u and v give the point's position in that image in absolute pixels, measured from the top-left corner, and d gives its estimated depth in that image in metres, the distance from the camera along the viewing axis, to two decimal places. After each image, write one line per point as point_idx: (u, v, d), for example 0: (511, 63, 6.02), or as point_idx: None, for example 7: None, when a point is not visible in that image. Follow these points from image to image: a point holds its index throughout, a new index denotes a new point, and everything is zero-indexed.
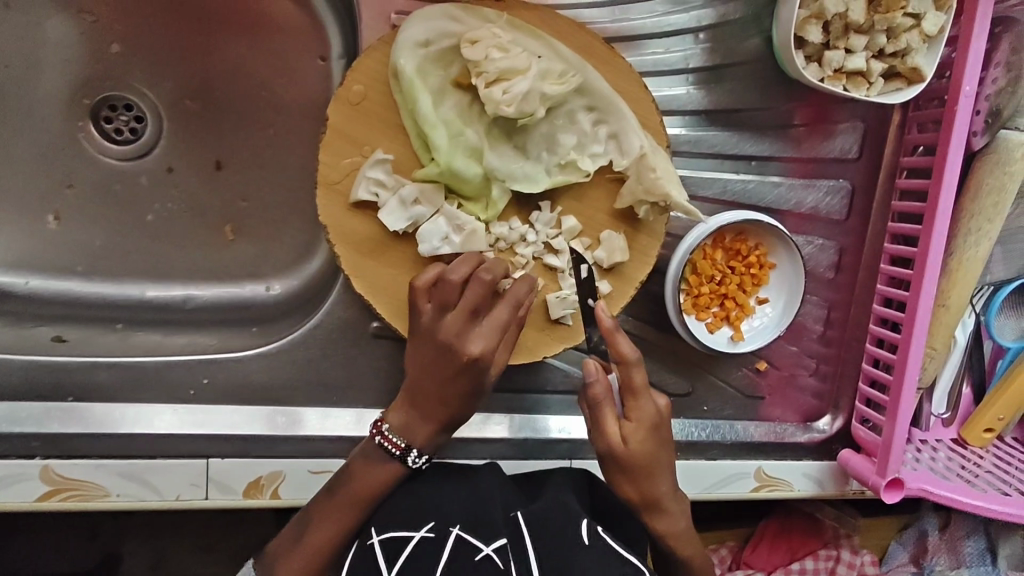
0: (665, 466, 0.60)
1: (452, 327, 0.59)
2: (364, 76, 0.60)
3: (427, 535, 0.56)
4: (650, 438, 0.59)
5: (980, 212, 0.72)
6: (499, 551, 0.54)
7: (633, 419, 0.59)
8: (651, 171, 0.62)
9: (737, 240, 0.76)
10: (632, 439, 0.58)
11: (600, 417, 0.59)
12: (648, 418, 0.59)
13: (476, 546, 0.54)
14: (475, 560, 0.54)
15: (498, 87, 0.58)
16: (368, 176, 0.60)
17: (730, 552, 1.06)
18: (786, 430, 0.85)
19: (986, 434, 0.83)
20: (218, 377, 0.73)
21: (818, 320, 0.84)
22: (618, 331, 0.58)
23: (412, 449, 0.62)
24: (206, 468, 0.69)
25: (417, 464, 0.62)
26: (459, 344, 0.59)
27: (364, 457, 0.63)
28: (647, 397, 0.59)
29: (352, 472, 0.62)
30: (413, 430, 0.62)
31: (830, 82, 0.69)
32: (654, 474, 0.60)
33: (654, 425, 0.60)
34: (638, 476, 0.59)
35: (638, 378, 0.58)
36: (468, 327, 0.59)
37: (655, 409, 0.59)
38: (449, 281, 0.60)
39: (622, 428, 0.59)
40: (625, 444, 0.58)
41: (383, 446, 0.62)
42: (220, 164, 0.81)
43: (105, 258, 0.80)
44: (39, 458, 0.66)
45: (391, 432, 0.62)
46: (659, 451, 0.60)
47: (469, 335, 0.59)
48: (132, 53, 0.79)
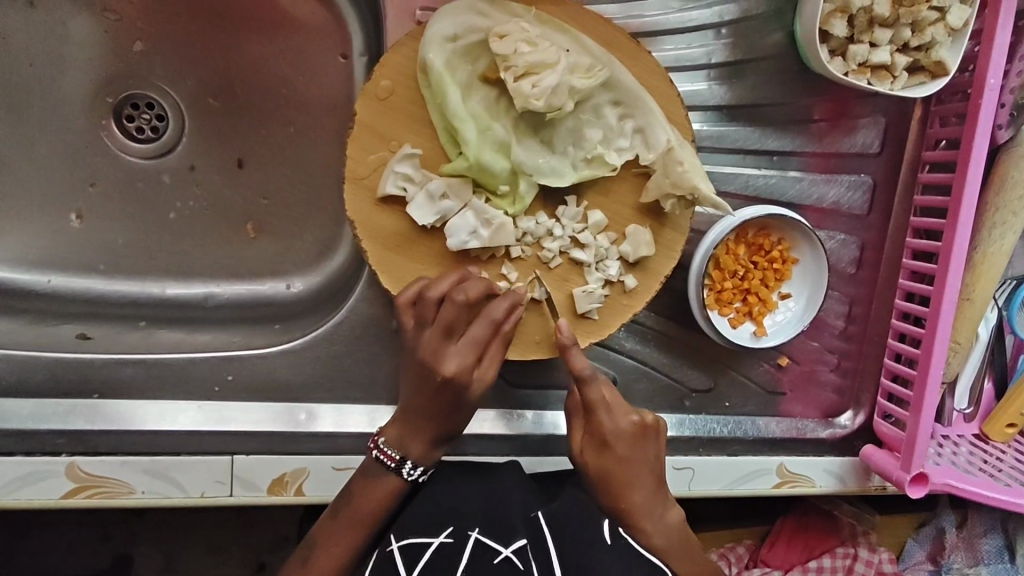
0: (633, 480, 0.60)
1: (428, 344, 0.59)
2: (392, 71, 0.60)
3: (445, 540, 0.60)
4: (605, 455, 0.60)
5: (1005, 205, 0.71)
6: (518, 552, 0.60)
7: (590, 433, 0.61)
8: (679, 165, 0.62)
9: (759, 235, 0.76)
10: (588, 453, 0.61)
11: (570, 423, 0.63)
12: (602, 434, 0.60)
13: (494, 549, 0.60)
14: (494, 563, 0.59)
15: (527, 81, 0.58)
16: (396, 170, 0.60)
17: (746, 551, 1.05)
18: (807, 426, 0.85)
19: (1009, 429, 0.83)
20: (242, 374, 0.73)
21: (839, 316, 0.84)
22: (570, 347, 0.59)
23: (406, 461, 0.62)
24: (231, 465, 0.69)
25: (413, 477, 0.63)
26: (436, 361, 0.59)
27: (365, 472, 0.63)
28: (597, 413, 0.59)
29: (360, 483, 0.63)
30: (407, 444, 0.62)
31: (854, 76, 0.68)
32: (613, 491, 0.60)
33: (613, 441, 0.60)
34: (601, 490, 0.61)
35: (592, 395, 0.59)
36: (445, 345, 0.59)
37: (610, 427, 0.60)
38: (428, 297, 0.59)
39: (582, 441, 0.61)
40: (581, 455, 0.61)
41: (380, 459, 0.62)
42: (242, 162, 0.81)
43: (128, 256, 0.80)
44: (66, 456, 0.66)
45: (386, 445, 0.63)
46: (620, 467, 0.60)
47: (445, 353, 0.59)
48: (155, 52, 0.79)
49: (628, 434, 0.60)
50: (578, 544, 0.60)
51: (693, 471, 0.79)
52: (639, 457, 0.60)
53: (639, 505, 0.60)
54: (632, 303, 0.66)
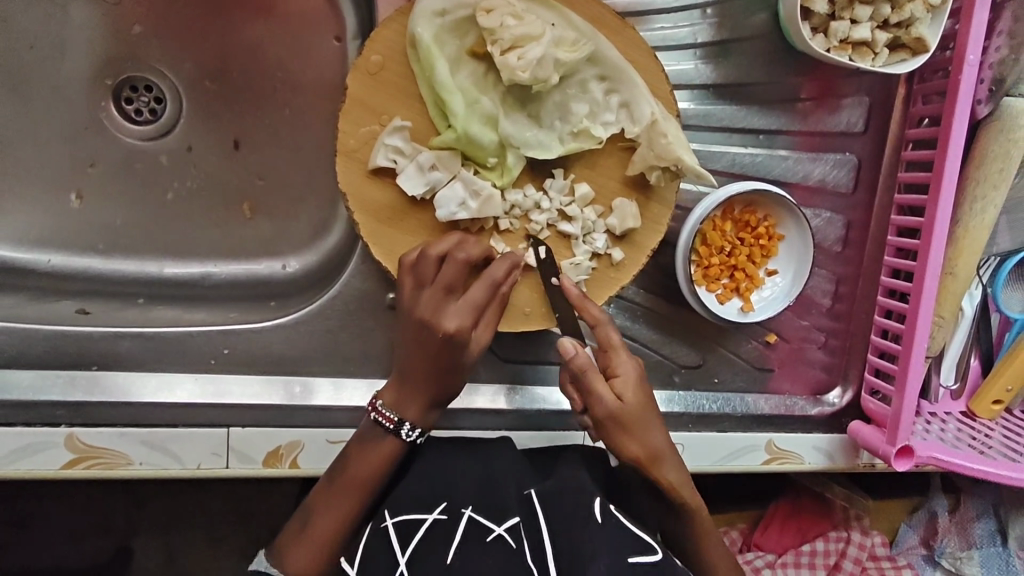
0: (656, 419, 0.61)
1: (428, 303, 0.61)
2: (382, 46, 0.62)
3: (439, 518, 0.60)
4: (638, 391, 0.60)
5: (986, 179, 0.73)
6: (510, 530, 0.59)
7: (617, 375, 0.60)
8: (663, 137, 0.63)
9: (745, 211, 0.77)
10: (620, 395, 0.59)
11: (588, 386, 0.59)
12: (630, 372, 0.60)
13: (486, 527, 0.59)
14: (486, 541, 0.58)
15: (513, 54, 0.59)
16: (387, 143, 0.62)
17: (740, 534, 1.07)
18: (796, 404, 0.86)
19: (995, 406, 0.84)
20: (237, 348, 0.75)
21: (826, 294, 0.85)
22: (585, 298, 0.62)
23: (405, 423, 0.64)
24: (227, 437, 0.71)
25: (411, 438, 0.64)
26: (434, 320, 0.61)
27: (363, 436, 0.65)
28: (622, 349, 0.60)
29: (359, 447, 0.65)
30: (404, 405, 0.64)
31: (836, 53, 0.70)
32: (649, 428, 0.60)
33: (639, 379, 0.60)
34: (632, 434, 0.59)
35: (612, 335, 0.60)
36: (444, 304, 0.61)
37: (633, 363, 0.61)
38: (428, 256, 0.61)
39: (611, 388, 0.59)
40: (616, 403, 0.58)
41: (379, 421, 0.64)
42: (238, 143, 0.83)
43: (126, 235, 0.82)
44: (64, 426, 0.68)
45: (385, 408, 0.64)
46: (648, 405, 0.60)
47: (444, 312, 0.61)
48: (152, 35, 0.81)
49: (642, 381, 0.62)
50: (568, 523, 0.59)
51: (682, 446, 0.80)
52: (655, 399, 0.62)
53: (662, 444, 0.61)
54: (619, 276, 0.68)
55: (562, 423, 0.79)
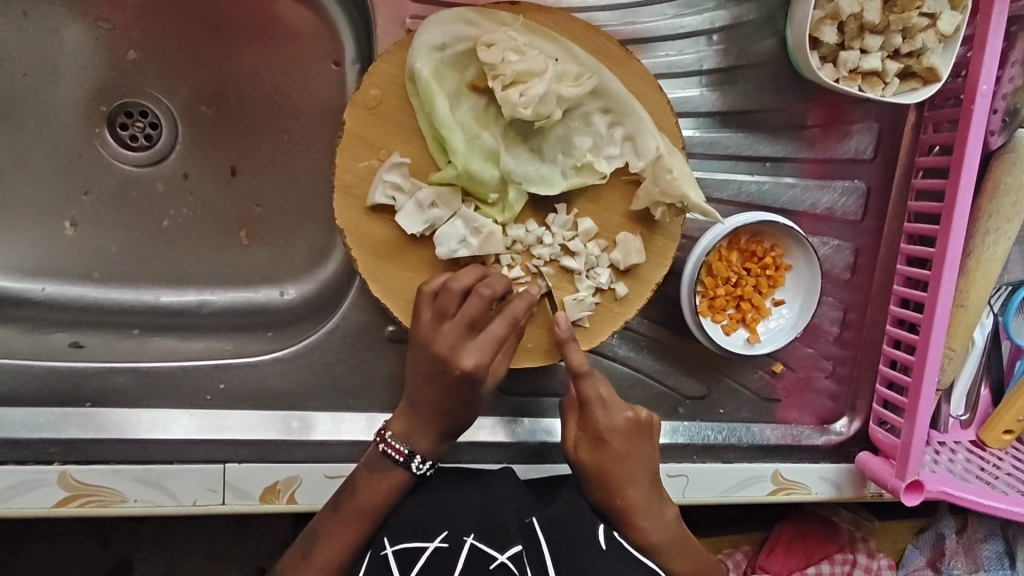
0: (625, 476, 0.62)
1: (448, 339, 0.59)
2: (381, 80, 0.60)
3: (441, 545, 0.58)
4: (599, 449, 0.62)
5: (998, 212, 0.71)
6: (513, 559, 0.57)
7: (585, 428, 0.63)
8: (668, 173, 0.61)
9: (752, 241, 0.75)
10: (582, 447, 0.63)
11: (567, 422, 0.66)
12: (598, 429, 0.62)
13: (490, 555, 0.57)
14: (489, 568, 0.56)
15: (515, 90, 0.58)
16: (385, 179, 0.60)
17: (745, 556, 1.05)
18: (803, 433, 0.84)
19: (1006, 436, 0.82)
20: (234, 382, 0.73)
21: (834, 322, 0.84)
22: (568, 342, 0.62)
23: (415, 455, 0.63)
24: (223, 473, 0.69)
25: (421, 472, 0.64)
26: (453, 357, 0.59)
27: (370, 464, 0.64)
28: (592, 409, 0.62)
29: (365, 477, 0.64)
30: (415, 437, 0.63)
31: (846, 83, 0.68)
32: (615, 484, 0.62)
33: (609, 437, 0.62)
34: (596, 484, 0.63)
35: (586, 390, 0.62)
36: (464, 340, 0.59)
37: (605, 421, 0.62)
38: (450, 291, 0.59)
39: (577, 436, 0.64)
40: (579, 450, 0.64)
41: (386, 452, 0.63)
42: (235, 169, 0.81)
43: (121, 264, 0.80)
44: (57, 465, 0.66)
45: (393, 439, 0.63)
46: (614, 463, 0.62)
47: (463, 349, 0.59)
48: (148, 60, 0.80)
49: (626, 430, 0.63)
50: (573, 550, 0.58)
51: (687, 478, 0.78)
52: (635, 451, 0.63)
53: (636, 501, 0.62)
54: (623, 311, 0.66)
55: (566, 454, 0.78)
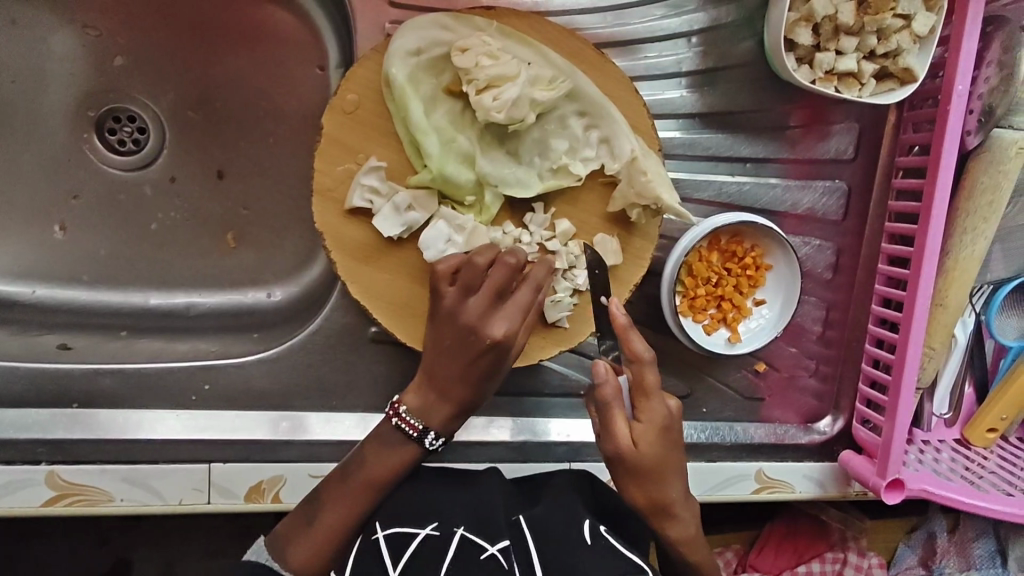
0: (674, 471, 0.58)
1: (479, 306, 0.59)
2: (358, 85, 0.61)
3: (431, 533, 0.58)
4: (661, 441, 0.57)
5: (976, 211, 0.71)
6: (503, 550, 0.56)
7: (643, 420, 0.57)
8: (643, 175, 0.62)
9: (732, 241, 0.76)
10: (643, 441, 0.56)
11: (610, 420, 0.56)
12: (660, 420, 0.57)
13: (481, 545, 0.56)
14: (480, 558, 0.55)
15: (489, 94, 0.58)
16: (363, 183, 0.61)
17: (735, 555, 1.05)
18: (787, 432, 0.85)
19: (989, 434, 0.83)
20: (218, 383, 0.74)
21: (816, 321, 0.84)
22: (633, 330, 0.56)
23: (428, 431, 0.63)
24: (209, 472, 0.70)
25: (433, 447, 0.64)
26: (482, 326, 0.59)
27: (381, 440, 0.64)
28: (660, 398, 0.56)
29: (376, 450, 0.63)
30: (431, 413, 0.63)
31: (822, 84, 0.69)
32: (664, 479, 0.58)
33: (669, 427, 0.57)
34: (646, 479, 0.58)
35: (648, 378, 0.56)
36: (491, 310, 0.59)
37: (667, 411, 0.57)
38: (476, 262, 0.60)
39: (633, 433, 0.56)
40: (635, 446, 0.56)
41: (398, 426, 0.63)
42: (222, 173, 0.82)
43: (110, 267, 0.82)
44: (45, 464, 0.68)
45: (408, 414, 0.63)
46: (668, 454, 0.58)
47: (492, 317, 0.59)
48: (135, 66, 0.81)
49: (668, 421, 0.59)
50: (563, 546, 0.56)
51: None
52: (677, 443, 0.59)
53: (676, 495, 0.60)
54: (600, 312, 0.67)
55: (550, 454, 0.79)
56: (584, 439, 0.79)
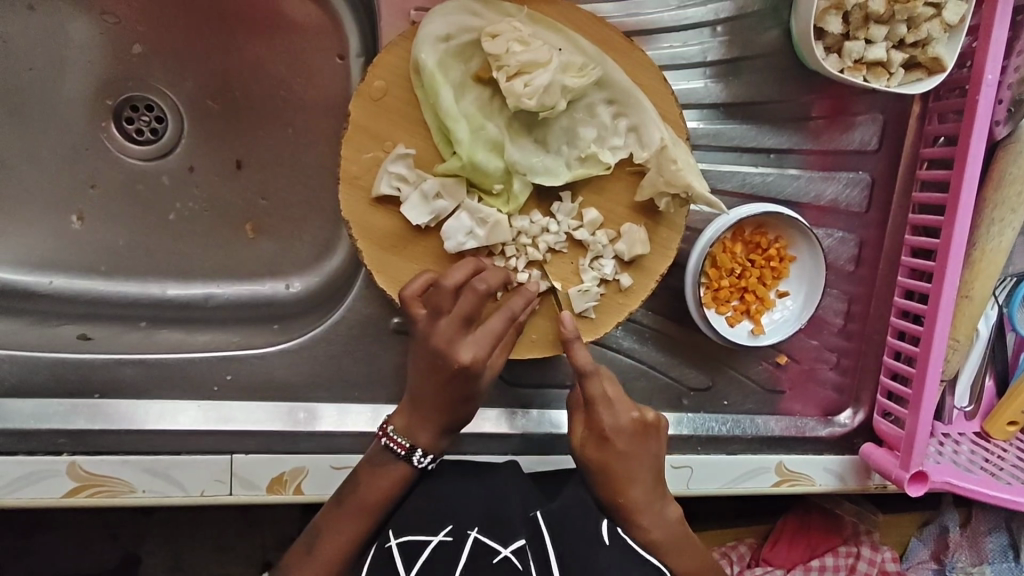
0: (629, 478, 0.60)
1: (446, 333, 0.58)
2: (386, 71, 0.60)
3: (445, 539, 0.59)
4: (608, 448, 0.60)
5: (1004, 202, 0.71)
6: (517, 553, 0.58)
7: (592, 427, 0.61)
8: (672, 163, 0.61)
9: (756, 232, 0.76)
10: (587, 446, 0.61)
11: (571, 420, 0.64)
12: (603, 429, 0.60)
13: (494, 549, 0.58)
14: (493, 562, 0.58)
15: (520, 80, 0.58)
16: (390, 170, 0.61)
17: (749, 548, 1.05)
18: (806, 425, 0.84)
19: (1010, 427, 0.83)
20: (240, 374, 0.73)
21: (838, 314, 0.84)
22: (572, 336, 0.61)
23: (416, 449, 0.63)
24: (230, 464, 0.69)
25: (422, 464, 0.63)
26: (450, 351, 0.58)
27: (373, 460, 0.64)
28: (598, 408, 0.60)
29: (368, 472, 0.64)
30: (416, 432, 0.63)
31: (850, 73, 0.68)
32: (620, 484, 0.60)
33: (622, 433, 0.61)
34: (601, 484, 0.61)
35: (591, 388, 0.60)
36: (461, 335, 0.58)
37: (613, 421, 0.60)
38: (444, 288, 0.58)
39: (583, 436, 0.62)
40: (582, 448, 0.62)
41: (388, 447, 0.63)
42: (241, 163, 0.82)
43: (128, 257, 0.81)
44: (66, 455, 0.67)
45: (395, 433, 0.63)
46: (619, 463, 0.60)
47: (460, 343, 0.58)
48: (153, 54, 0.80)
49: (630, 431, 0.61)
50: (578, 543, 0.58)
51: (691, 469, 0.79)
52: (638, 453, 0.61)
53: (637, 501, 0.61)
54: (627, 303, 0.66)
55: (571, 446, 0.78)
56: None
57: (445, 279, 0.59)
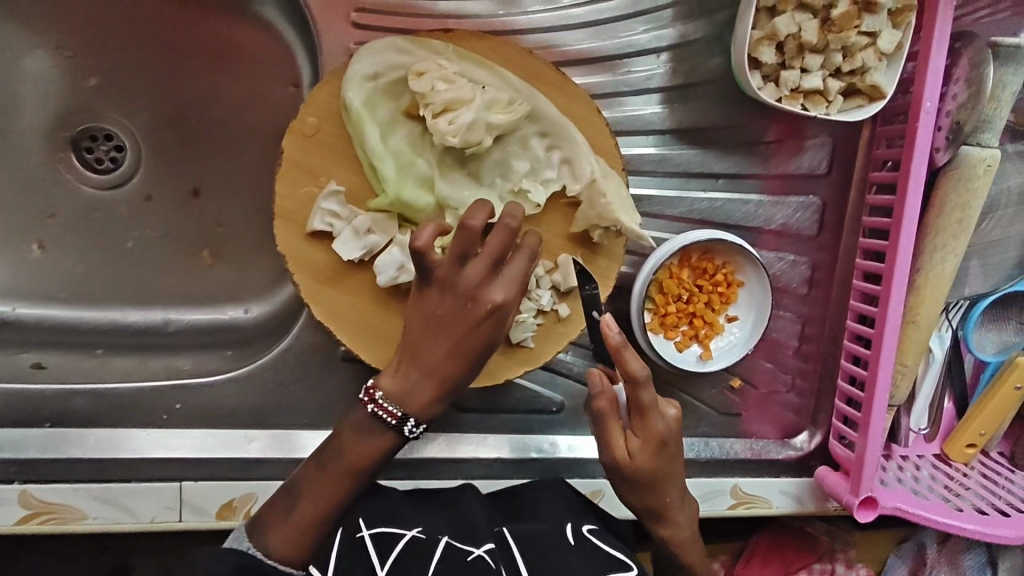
0: (675, 479, 0.60)
1: (476, 273, 0.53)
2: (318, 109, 0.61)
3: (418, 535, 0.58)
4: (659, 455, 0.58)
5: (946, 229, 0.70)
6: (490, 552, 0.57)
7: (642, 437, 0.57)
8: (603, 196, 0.62)
9: (703, 258, 0.76)
10: (639, 456, 0.57)
11: (607, 431, 0.58)
12: (657, 435, 0.57)
13: (466, 550, 0.57)
14: (468, 559, 0.55)
15: (444, 118, 0.58)
16: (323, 207, 0.61)
17: (723, 566, 1.05)
18: (764, 447, 0.85)
19: (969, 450, 0.82)
20: (190, 402, 0.75)
21: (792, 336, 0.84)
22: (626, 347, 0.55)
23: (408, 419, 0.57)
24: (179, 491, 0.71)
25: (413, 435, 0.58)
26: (481, 292, 0.54)
27: (358, 426, 0.57)
28: (655, 417, 0.56)
29: (353, 436, 0.58)
30: (412, 396, 0.56)
31: (787, 101, 0.67)
32: (663, 486, 0.59)
33: (666, 442, 0.58)
34: (640, 487, 0.59)
35: (644, 396, 0.56)
36: (492, 275, 0.54)
37: (665, 427, 0.57)
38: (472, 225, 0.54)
39: (631, 445, 0.57)
40: (632, 459, 0.57)
41: (377, 414, 0.57)
42: (197, 191, 0.83)
43: (87, 286, 0.82)
44: (17, 484, 0.68)
45: (385, 400, 0.57)
46: (670, 465, 0.59)
47: (491, 283, 0.54)
48: (109, 86, 0.81)
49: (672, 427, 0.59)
50: (549, 546, 0.59)
51: None
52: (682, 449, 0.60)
53: (675, 501, 0.61)
54: (566, 331, 0.67)
55: (522, 471, 0.79)
56: (561, 453, 0.79)
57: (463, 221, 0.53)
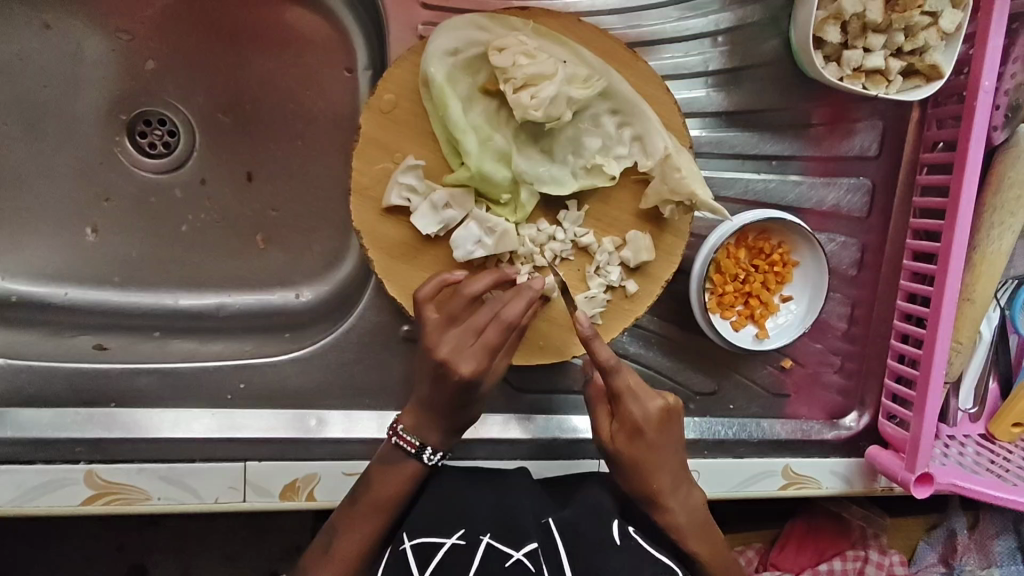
0: (660, 465, 0.63)
1: (450, 342, 0.59)
2: (395, 86, 0.62)
3: (458, 542, 0.59)
4: (636, 441, 0.62)
5: (1003, 205, 0.72)
6: (530, 555, 0.58)
7: (618, 423, 0.63)
8: (676, 172, 0.63)
9: (759, 238, 0.77)
10: (617, 440, 0.63)
11: (594, 412, 0.64)
12: (632, 421, 0.62)
13: (506, 553, 0.58)
14: (506, 565, 0.58)
15: (526, 92, 0.59)
16: (401, 181, 0.62)
17: (756, 554, 1.03)
18: (812, 428, 0.85)
19: (1014, 429, 0.83)
20: (253, 382, 0.75)
21: (841, 317, 0.85)
22: (596, 340, 0.59)
23: (427, 446, 0.64)
24: (244, 471, 0.71)
25: (433, 462, 0.65)
26: (451, 361, 0.59)
27: (385, 459, 0.65)
28: (625, 404, 0.61)
29: (381, 470, 0.65)
30: (425, 431, 0.64)
31: (849, 81, 0.70)
32: (647, 473, 0.63)
33: (643, 429, 0.62)
34: (628, 473, 0.63)
35: (617, 386, 0.61)
36: (463, 345, 0.59)
37: (640, 415, 0.62)
38: (461, 296, 0.61)
39: (611, 428, 0.63)
40: (612, 441, 0.63)
41: (398, 445, 0.65)
42: (252, 175, 0.83)
43: (140, 270, 0.83)
44: (83, 463, 0.68)
45: (405, 432, 0.64)
46: (651, 452, 0.63)
47: (461, 354, 0.59)
48: (166, 70, 0.82)
49: (657, 419, 0.63)
50: (590, 546, 0.59)
51: (698, 473, 0.79)
52: (666, 438, 0.63)
53: (666, 486, 0.64)
54: (633, 308, 0.67)
55: (578, 452, 0.79)
56: None
57: (464, 287, 0.61)
